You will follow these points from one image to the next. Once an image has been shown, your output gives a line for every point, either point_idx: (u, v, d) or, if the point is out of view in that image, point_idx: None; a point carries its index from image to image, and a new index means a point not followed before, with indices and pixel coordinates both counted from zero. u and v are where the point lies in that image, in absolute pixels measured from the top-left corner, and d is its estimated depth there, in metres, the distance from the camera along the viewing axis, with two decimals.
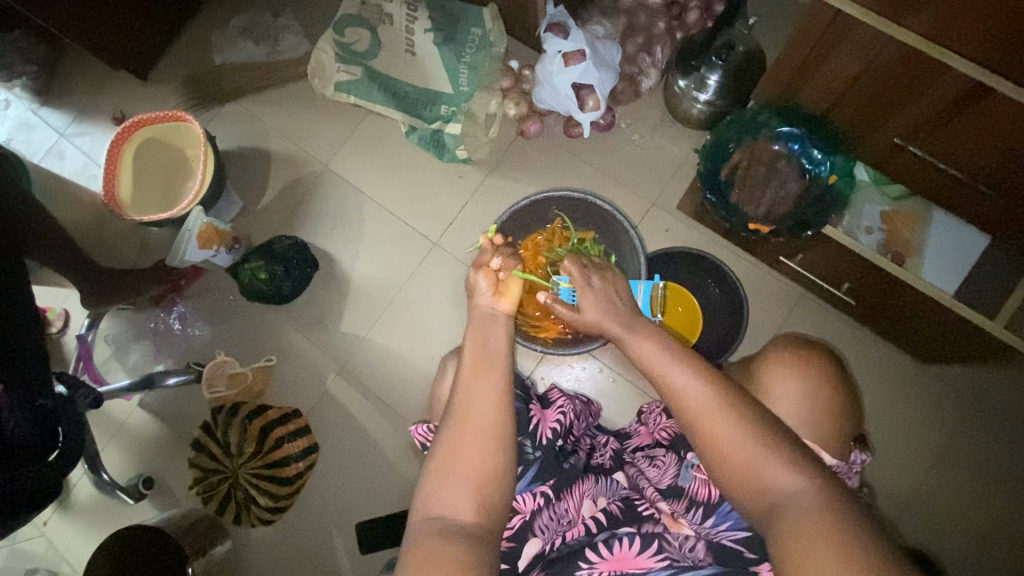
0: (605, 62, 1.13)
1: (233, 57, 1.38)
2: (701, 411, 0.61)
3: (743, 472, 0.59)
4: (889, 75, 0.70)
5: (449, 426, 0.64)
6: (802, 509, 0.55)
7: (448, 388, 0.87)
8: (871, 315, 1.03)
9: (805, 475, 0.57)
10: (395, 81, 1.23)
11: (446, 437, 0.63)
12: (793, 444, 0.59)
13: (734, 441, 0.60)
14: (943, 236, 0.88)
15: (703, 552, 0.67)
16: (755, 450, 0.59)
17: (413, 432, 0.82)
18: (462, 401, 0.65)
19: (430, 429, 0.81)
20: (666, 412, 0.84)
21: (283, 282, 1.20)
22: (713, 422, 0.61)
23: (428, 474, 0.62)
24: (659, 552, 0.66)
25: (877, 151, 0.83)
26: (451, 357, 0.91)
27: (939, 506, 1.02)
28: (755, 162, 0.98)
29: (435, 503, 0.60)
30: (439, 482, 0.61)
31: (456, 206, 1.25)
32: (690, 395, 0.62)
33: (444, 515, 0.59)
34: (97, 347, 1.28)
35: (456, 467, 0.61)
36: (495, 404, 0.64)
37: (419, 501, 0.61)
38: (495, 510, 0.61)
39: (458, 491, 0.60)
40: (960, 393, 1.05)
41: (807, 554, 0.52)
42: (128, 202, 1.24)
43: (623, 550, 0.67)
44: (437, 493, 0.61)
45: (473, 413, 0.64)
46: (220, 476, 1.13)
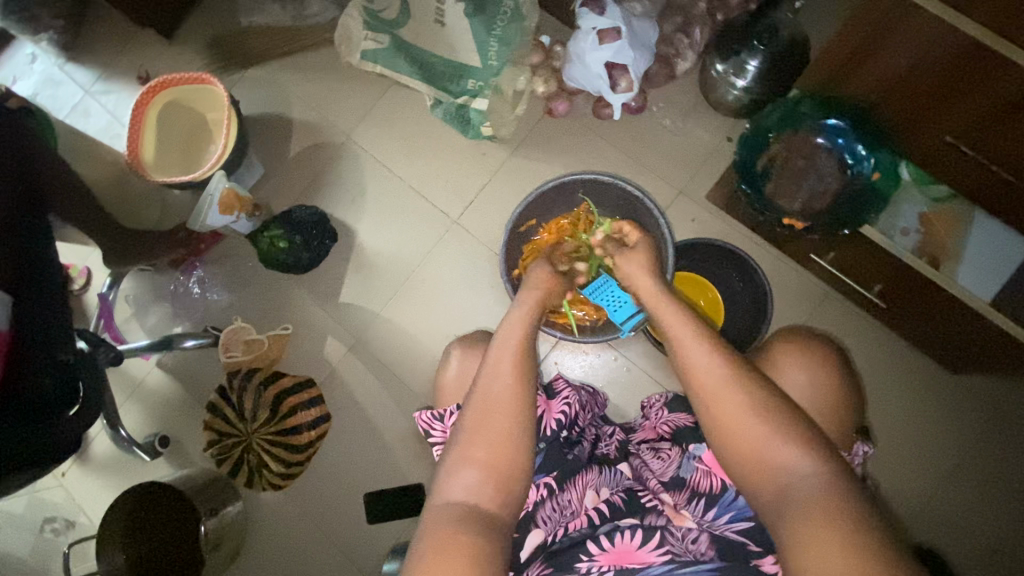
0: (641, 42, 1.09)
1: (259, 20, 1.35)
2: (714, 390, 0.61)
3: (750, 458, 0.59)
4: (945, 69, 0.66)
5: (470, 411, 0.68)
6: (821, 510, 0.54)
7: (452, 377, 0.88)
8: (899, 318, 1.00)
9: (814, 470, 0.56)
10: (423, 52, 1.19)
11: (466, 421, 0.67)
12: (798, 429, 0.58)
13: (739, 423, 0.60)
14: (984, 240, 0.85)
15: (707, 546, 0.65)
16: (761, 432, 0.59)
17: (415, 419, 0.84)
18: (482, 387, 0.70)
19: (433, 416, 0.82)
20: (667, 406, 0.84)
21: (301, 251, 1.20)
22: (721, 402, 0.61)
23: (448, 459, 0.67)
24: (661, 546, 0.64)
25: (925, 147, 0.78)
26: (456, 345, 0.91)
27: (953, 516, 1.00)
28: (793, 155, 0.97)
29: (451, 490, 0.64)
30: (456, 468, 0.65)
31: (478, 183, 1.23)
32: (701, 369, 0.63)
33: (460, 501, 0.63)
34: (118, 307, 1.29)
35: (472, 454, 0.66)
36: (511, 394, 0.68)
37: (439, 487, 0.66)
38: (508, 497, 0.64)
39: (470, 477, 0.64)
40: (983, 403, 1.02)
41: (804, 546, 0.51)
42: (151, 162, 1.24)
43: (625, 542, 0.66)
44: (453, 480, 0.65)
45: (491, 401, 0.68)
46: (233, 440, 1.16)
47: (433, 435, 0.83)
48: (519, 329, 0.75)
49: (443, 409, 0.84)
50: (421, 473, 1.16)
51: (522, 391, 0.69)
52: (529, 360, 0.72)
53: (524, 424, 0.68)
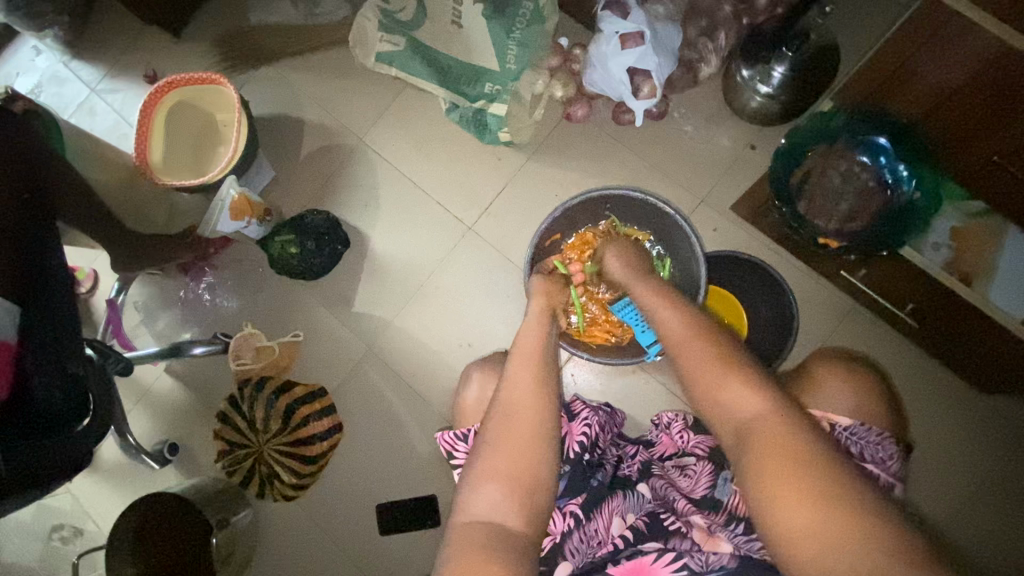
0: (665, 46, 1.06)
1: (270, 18, 1.32)
2: (679, 344, 0.68)
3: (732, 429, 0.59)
4: (997, 89, 0.64)
5: (491, 426, 0.67)
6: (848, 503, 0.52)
7: (474, 398, 0.88)
8: (927, 335, 0.97)
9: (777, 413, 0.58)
10: (439, 54, 1.16)
11: (488, 436, 0.66)
12: (761, 376, 0.61)
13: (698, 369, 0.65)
14: (1018, 258, 0.82)
15: (728, 559, 0.64)
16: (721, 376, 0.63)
17: (437, 440, 0.83)
18: (503, 400, 0.69)
19: (457, 437, 0.81)
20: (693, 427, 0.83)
21: (313, 257, 1.17)
22: (685, 353, 0.67)
23: (470, 474, 0.65)
24: (676, 562, 0.65)
25: (968, 168, 0.75)
26: (475, 368, 0.93)
27: (977, 536, 0.99)
28: (829, 171, 0.93)
29: (475, 507, 0.63)
30: (478, 483, 0.64)
31: (495, 189, 1.21)
32: (671, 329, 0.71)
33: (485, 519, 0.61)
34: (126, 312, 1.27)
35: (498, 470, 0.64)
36: (532, 413, 0.67)
37: (462, 504, 0.64)
38: (534, 516, 0.63)
39: (494, 492, 0.63)
40: (1011, 422, 1.00)
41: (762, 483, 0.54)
42: (159, 164, 1.21)
43: (641, 557, 0.67)
44: (475, 497, 0.63)
45: (513, 413, 0.67)
46: (245, 450, 1.15)
47: (456, 456, 0.81)
48: (536, 337, 0.76)
49: (466, 430, 0.83)
50: (433, 484, 1.14)
51: (543, 408, 0.68)
52: (547, 369, 0.72)
53: (549, 442, 0.66)
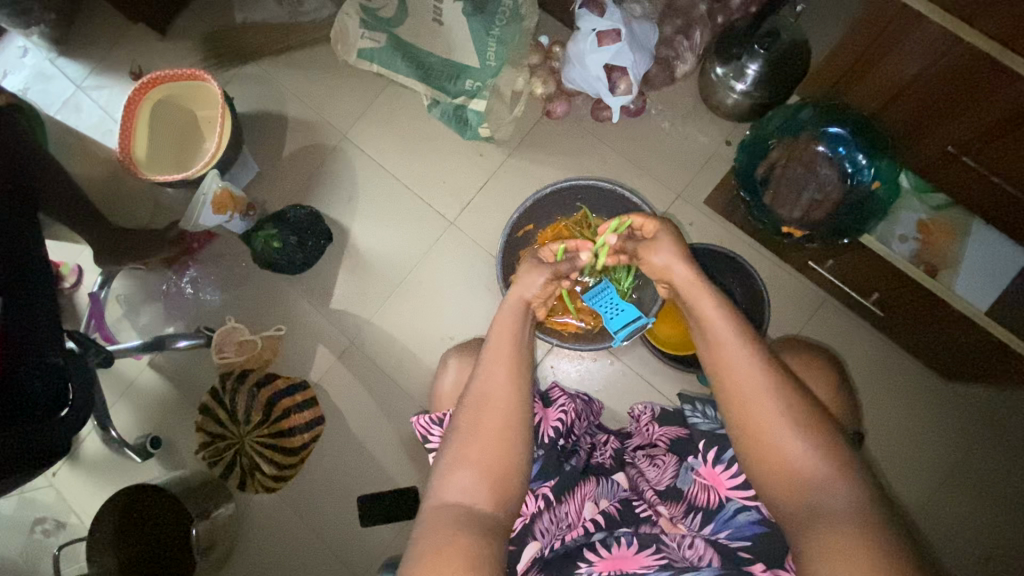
0: (641, 44, 1.08)
1: (254, 17, 1.33)
2: (754, 393, 0.62)
3: (780, 471, 0.60)
4: (950, 82, 0.66)
5: (465, 412, 0.69)
6: (833, 513, 0.55)
7: (450, 384, 0.90)
8: (896, 326, 0.99)
9: (855, 495, 0.56)
10: (420, 51, 1.18)
11: (461, 422, 0.67)
12: (813, 420, 0.60)
13: (774, 434, 0.60)
14: (981, 253, 0.84)
15: (703, 554, 0.65)
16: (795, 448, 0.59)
17: (413, 423, 0.83)
18: (477, 390, 0.70)
19: (432, 421, 0.83)
20: (655, 421, 0.86)
21: (296, 252, 1.19)
22: (759, 413, 0.61)
23: (443, 460, 0.66)
24: (658, 551, 0.65)
25: (928, 158, 0.78)
26: (453, 355, 0.94)
27: (943, 523, 1.01)
28: (794, 161, 0.95)
29: (447, 491, 0.64)
30: (451, 468, 0.65)
31: (475, 184, 1.22)
32: (744, 377, 0.63)
33: (455, 503, 0.63)
34: (109, 306, 1.27)
35: (470, 455, 0.65)
36: (505, 398, 0.68)
37: (434, 488, 0.65)
38: (504, 498, 0.64)
39: (466, 477, 0.64)
40: (976, 411, 1.02)
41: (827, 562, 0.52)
42: (143, 160, 1.22)
43: (622, 551, 0.66)
44: (449, 481, 0.64)
45: (488, 401, 0.68)
46: (226, 442, 1.14)
47: (432, 440, 0.82)
48: (511, 330, 0.74)
49: (441, 414, 0.84)
50: (414, 476, 1.16)
51: (517, 393, 0.69)
52: (524, 362, 0.72)
53: (521, 428, 0.68)
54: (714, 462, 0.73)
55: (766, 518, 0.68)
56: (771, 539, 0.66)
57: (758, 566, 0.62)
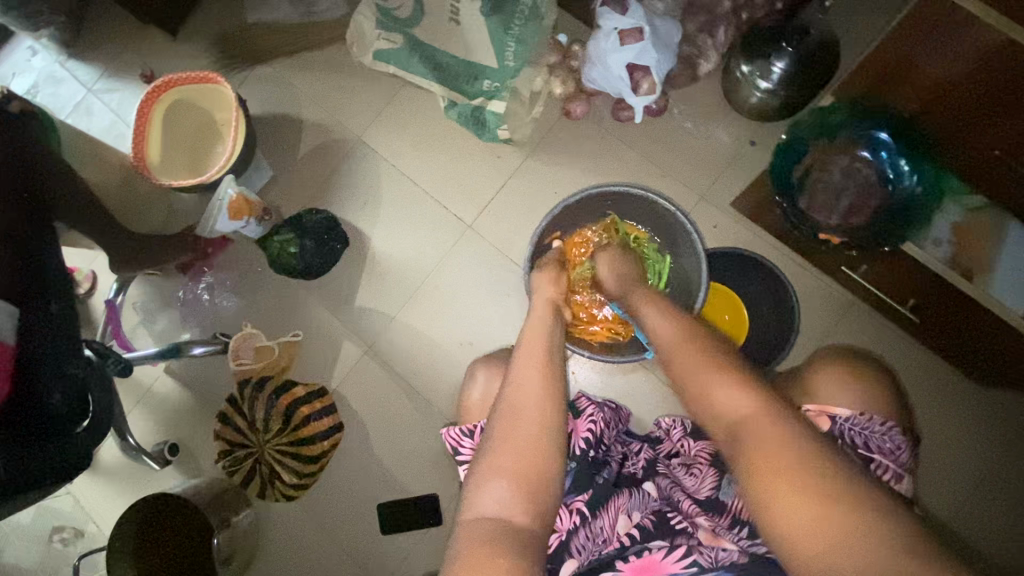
0: (663, 42, 1.06)
1: (266, 17, 1.31)
2: (682, 356, 0.64)
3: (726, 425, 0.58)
4: (1001, 82, 0.63)
5: (498, 421, 0.68)
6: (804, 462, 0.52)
7: (478, 397, 0.89)
8: (932, 331, 0.97)
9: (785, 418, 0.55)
10: (436, 51, 1.16)
11: (494, 433, 0.66)
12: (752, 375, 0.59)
13: (694, 369, 0.61)
14: (1020, 249, 0.79)
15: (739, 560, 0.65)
16: (705, 374, 0.60)
17: (443, 436, 0.83)
18: (509, 398, 0.69)
19: (462, 433, 0.82)
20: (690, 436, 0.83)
21: (312, 256, 1.18)
22: (688, 370, 0.62)
23: (476, 472, 0.65)
24: (688, 556, 0.66)
25: (972, 159, 0.75)
26: (480, 366, 0.94)
27: (977, 532, 0.99)
28: (829, 166, 0.95)
29: (483, 505, 0.63)
30: (483, 482, 0.64)
31: (494, 186, 1.20)
32: (670, 344, 0.66)
33: (493, 516, 0.62)
34: (125, 313, 1.26)
35: (504, 467, 0.64)
36: (538, 408, 0.67)
37: (468, 502, 0.64)
38: (539, 511, 0.63)
39: (500, 490, 0.63)
40: (1012, 417, 1.00)
41: (778, 498, 0.50)
42: (157, 164, 1.21)
43: (653, 553, 0.67)
44: (483, 492, 0.63)
45: (520, 410, 0.67)
46: (246, 450, 1.13)
47: (462, 452, 0.82)
48: (539, 337, 0.75)
49: (471, 425, 0.83)
50: (434, 483, 1.14)
51: (551, 403, 0.68)
52: (555, 367, 0.71)
53: (554, 439, 0.66)
54: None
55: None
56: None
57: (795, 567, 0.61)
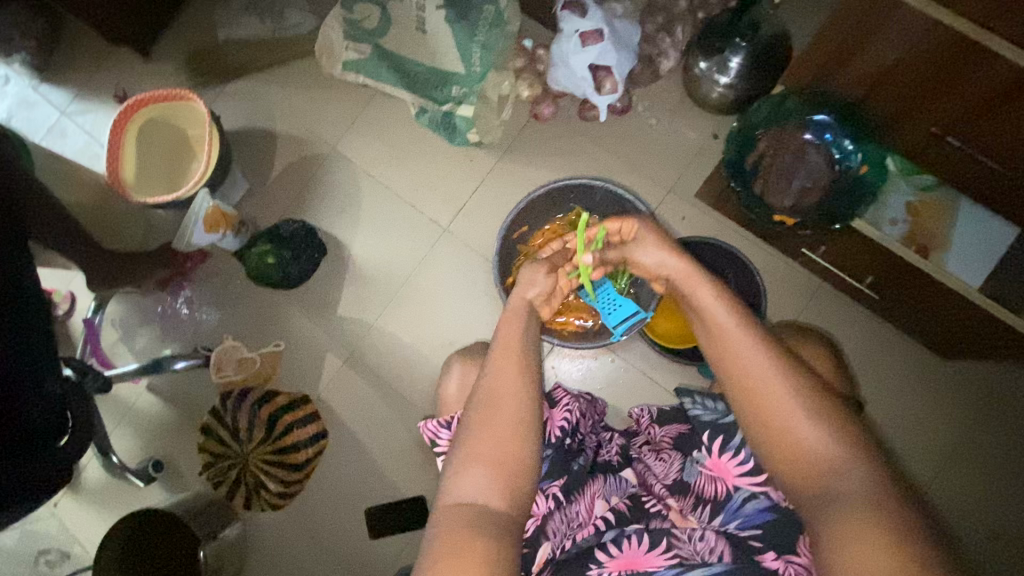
0: (623, 43, 1.09)
1: (237, 34, 1.33)
2: (761, 382, 0.62)
3: (792, 452, 0.61)
4: (933, 63, 0.67)
5: (476, 411, 0.69)
6: (854, 493, 0.56)
7: (455, 388, 0.92)
8: (895, 308, 1.00)
9: (868, 472, 0.57)
10: (404, 60, 1.19)
11: (472, 419, 0.68)
12: (826, 409, 0.61)
13: (784, 416, 0.61)
14: (967, 229, 0.85)
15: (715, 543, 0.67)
16: (785, 405, 0.61)
17: (420, 428, 0.84)
18: (485, 390, 0.70)
19: (440, 424, 0.83)
20: (656, 422, 0.85)
21: (290, 265, 1.19)
22: (767, 398, 0.62)
23: (454, 461, 0.67)
24: (670, 550, 0.66)
25: (912, 142, 0.79)
26: (457, 359, 0.95)
27: (949, 503, 1.02)
28: (782, 151, 0.98)
29: (462, 491, 0.65)
30: (463, 469, 0.66)
31: (468, 189, 1.23)
32: (750, 365, 0.63)
33: (471, 502, 0.64)
34: (104, 331, 1.26)
35: (482, 454, 0.66)
36: (514, 397, 0.69)
37: (447, 488, 0.66)
38: (518, 497, 0.65)
39: (480, 477, 0.65)
40: (976, 388, 1.03)
41: (846, 536, 0.54)
42: (132, 182, 1.22)
43: (633, 550, 0.67)
44: (461, 480, 0.65)
45: (497, 398, 0.69)
46: (229, 462, 1.17)
47: (440, 444, 0.83)
48: (517, 336, 0.74)
49: (448, 417, 0.84)
50: (421, 485, 1.15)
51: (527, 395, 0.69)
52: (532, 366, 0.72)
53: (533, 424, 0.68)
54: (721, 452, 0.74)
55: (774, 505, 0.70)
56: (780, 526, 0.68)
57: (767, 556, 0.65)
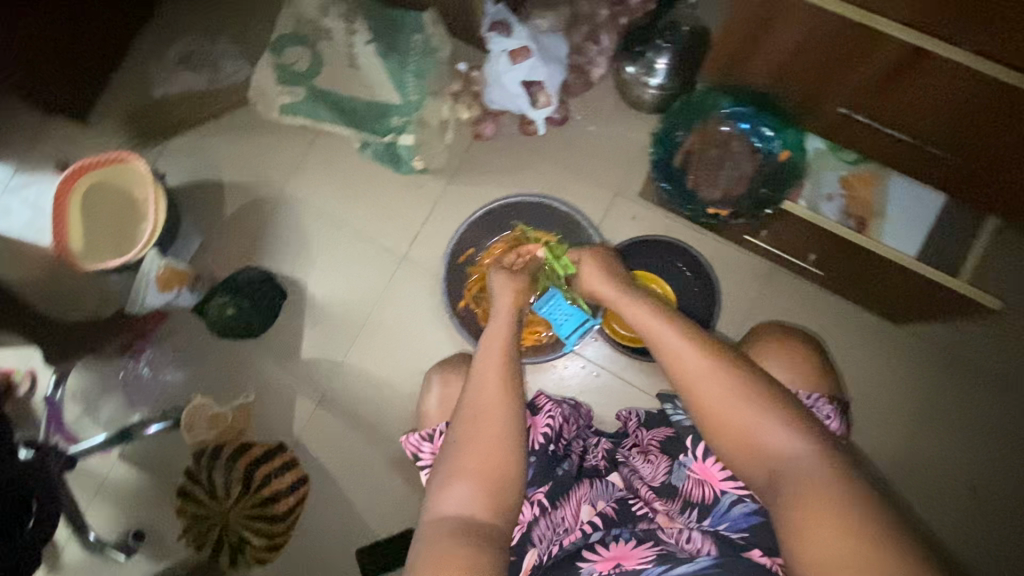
0: (552, 56, 1.12)
1: (174, 90, 1.33)
2: (716, 383, 0.66)
3: (748, 447, 0.64)
4: (829, 48, 0.70)
5: (458, 425, 0.70)
6: (805, 476, 0.60)
7: (435, 409, 0.90)
8: (843, 283, 1.02)
9: (816, 459, 0.61)
10: (341, 97, 1.22)
11: (455, 435, 0.69)
12: (778, 405, 0.65)
13: (738, 413, 0.65)
14: (903, 199, 0.88)
15: (702, 543, 0.67)
16: (740, 404, 0.65)
17: (403, 441, 0.83)
18: (469, 403, 0.70)
19: (421, 437, 0.82)
20: (644, 425, 0.87)
21: (251, 315, 1.18)
22: (723, 398, 0.66)
23: (439, 474, 0.68)
24: (656, 545, 0.67)
25: (826, 124, 0.83)
26: (436, 373, 0.95)
27: (925, 462, 1.04)
28: (707, 145, 0.99)
29: (446, 504, 0.65)
30: (447, 482, 0.66)
31: (421, 215, 1.23)
32: (705, 369, 0.67)
33: (455, 515, 0.64)
34: (66, 406, 1.23)
35: (466, 468, 0.66)
36: (497, 408, 0.69)
37: (431, 502, 0.67)
38: (504, 507, 0.65)
39: (463, 491, 0.65)
40: (936, 349, 1.06)
41: (805, 522, 0.56)
42: (81, 251, 1.20)
43: (621, 546, 0.69)
44: (446, 494, 0.66)
45: (479, 410, 0.69)
46: (211, 522, 1.16)
47: (422, 457, 0.82)
48: (498, 346, 0.76)
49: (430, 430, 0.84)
50: (411, 518, 1.14)
51: (508, 404, 0.70)
52: (514, 372, 0.73)
53: (515, 435, 0.68)
54: (704, 457, 0.74)
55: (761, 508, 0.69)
56: (766, 529, 0.67)
57: (755, 552, 0.65)
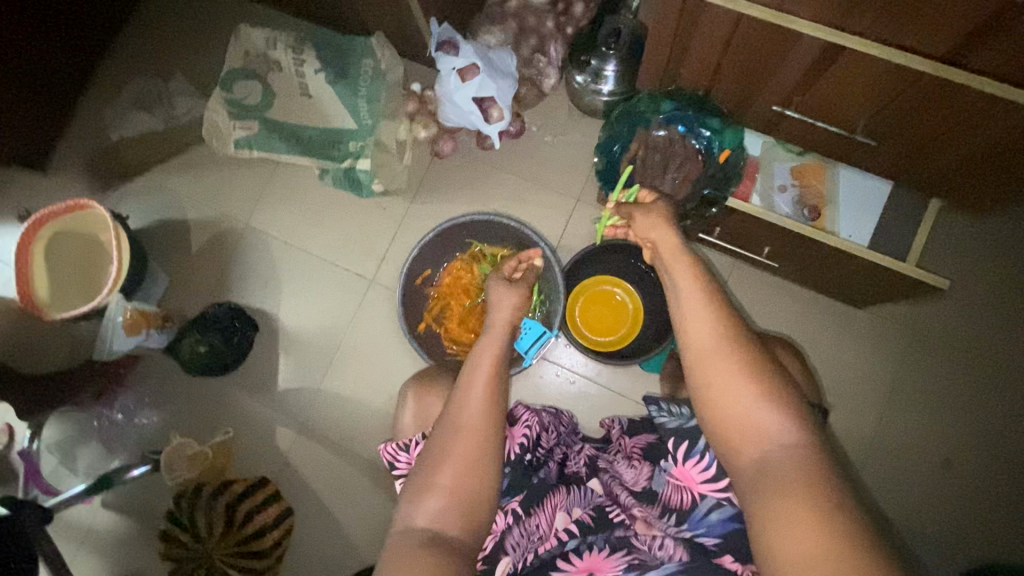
0: (501, 70, 1.12)
1: (130, 131, 1.33)
2: (724, 362, 0.63)
3: (741, 431, 0.62)
4: (754, 47, 0.71)
5: (439, 434, 0.69)
6: (783, 464, 0.58)
7: (410, 419, 0.92)
8: (803, 275, 1.05)
9: (798, 449, 0.59)
10: (295, 126, 1.20)
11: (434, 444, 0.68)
12: (784, 392, 0.62)
13: (738, 395, 0.62)
14: (856, 191, 0.90)
15: (674, 549, 0.67)
16: (745, 383, 0.62)
17: (380, 451, 0.85)
18: (452, 411, 0.71)
19: (397, 448, 0.83)
20: (625, 433, 0.89)
21: (223, 350, 1.18)
22: (728, 379, 0.63)
23: (413, 486, 0.67)
24: (628, 553, 0.67)
25: (767, 119, 0.87)
26: (412, 386, 0.97)
27: (891, 436, 1.10)
28: (650, 149, 0.96)
29: (414, 518, 0.65)
30: (419, 497, 0.65)
31: (386, 237, 1.24)
32: (716, 346, 0.64)
33: (423, 529, 0.64)
34: (42, 459, 1.22)
35: (440, 482, 0.66)
36: (480, 420, 0.69)
37: (401, 514, 0.66)
38: (474, 525, 0.65)
39: (435, 505, 0.64)
40: (893, 328, 1.11)
41: (780, 515, 0.55)
42: (47, 301, 1.20)
43: (593, 555, 0.69)
44: (416, 508, 0.65)
45: (459, 421, 0.69)
46: (193, 562, 1.10)
47: (398, 466, 0.84)
48: (493, 352, 0.76)
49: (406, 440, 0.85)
50: None
51: (490, 416, 0.70)
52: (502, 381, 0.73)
53: (494, 450, 0.68)
54: (684, 459, 0.74)
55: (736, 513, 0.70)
56: (740, 534, 0.69)
57: (727, 558, 0.67)
